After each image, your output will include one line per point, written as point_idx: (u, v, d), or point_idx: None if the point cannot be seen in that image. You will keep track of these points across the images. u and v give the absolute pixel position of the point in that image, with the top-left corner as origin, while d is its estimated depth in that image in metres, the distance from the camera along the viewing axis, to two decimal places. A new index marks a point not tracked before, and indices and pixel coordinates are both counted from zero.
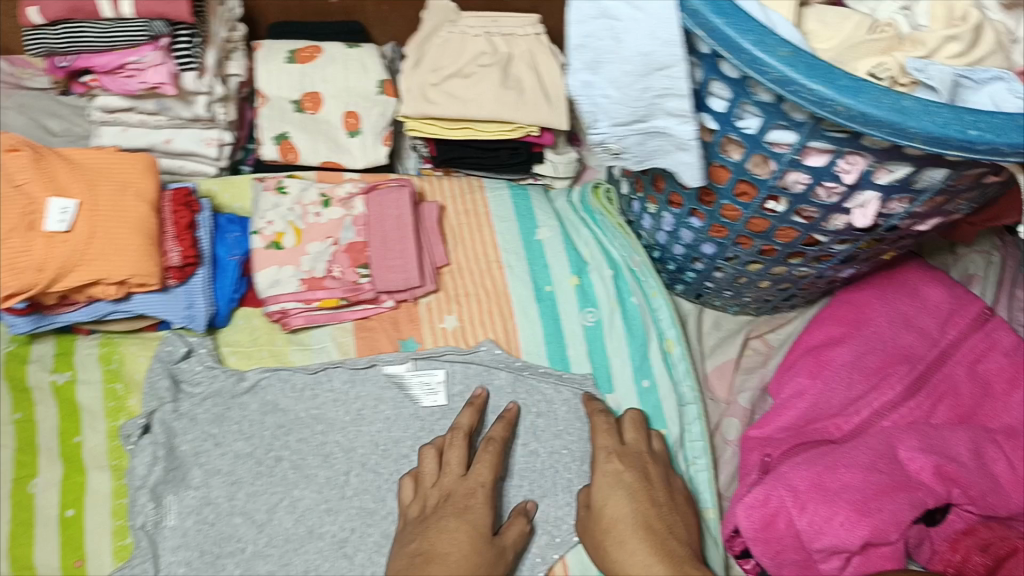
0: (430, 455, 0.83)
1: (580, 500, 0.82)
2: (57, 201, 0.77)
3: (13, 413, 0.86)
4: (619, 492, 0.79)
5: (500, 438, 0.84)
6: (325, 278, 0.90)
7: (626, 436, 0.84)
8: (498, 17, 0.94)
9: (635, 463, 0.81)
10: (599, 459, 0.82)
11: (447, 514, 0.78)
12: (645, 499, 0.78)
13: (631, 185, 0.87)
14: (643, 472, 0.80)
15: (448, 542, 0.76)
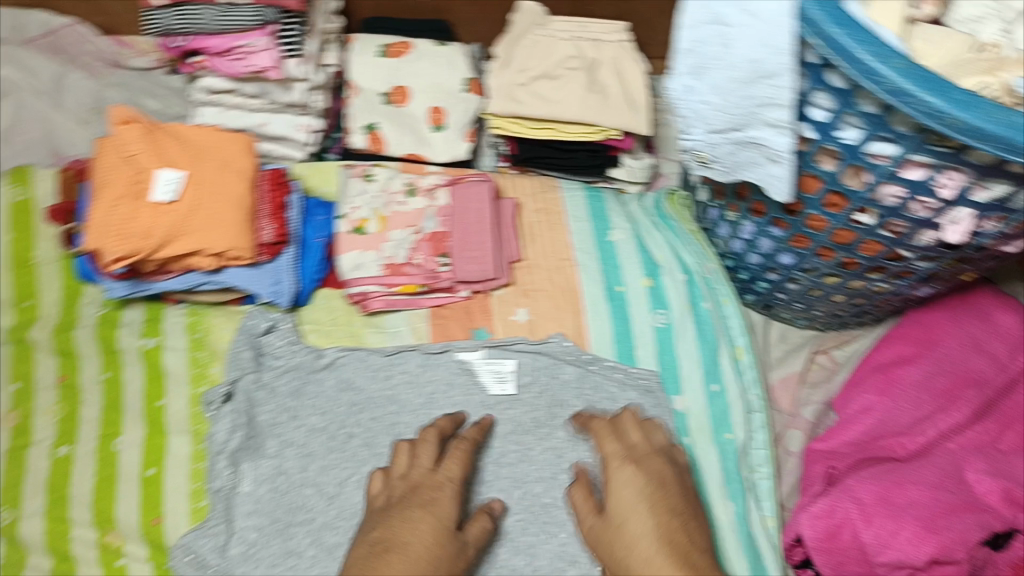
0: (404, 450, 0.81)
1: (588, 513, 0.77)
2: (165, 173, 0.81)
3: (103, 372, 0.90)
4: (639, 503, 0.72)
5: (465, 443, 0.82)
6: (406, 264, 0.93)
7: (631, 440, 0.80)
8: (586, 22, 0.96)
9: (650, 470, 0.76)
10: (611, 465, 0.77)
11: (411, 504, 0.74)
12: (662, 507, 0.73)
13: (712, 192, 0.88)
14: (658, 478, 0.75)
15: (409, 530, 0.71)
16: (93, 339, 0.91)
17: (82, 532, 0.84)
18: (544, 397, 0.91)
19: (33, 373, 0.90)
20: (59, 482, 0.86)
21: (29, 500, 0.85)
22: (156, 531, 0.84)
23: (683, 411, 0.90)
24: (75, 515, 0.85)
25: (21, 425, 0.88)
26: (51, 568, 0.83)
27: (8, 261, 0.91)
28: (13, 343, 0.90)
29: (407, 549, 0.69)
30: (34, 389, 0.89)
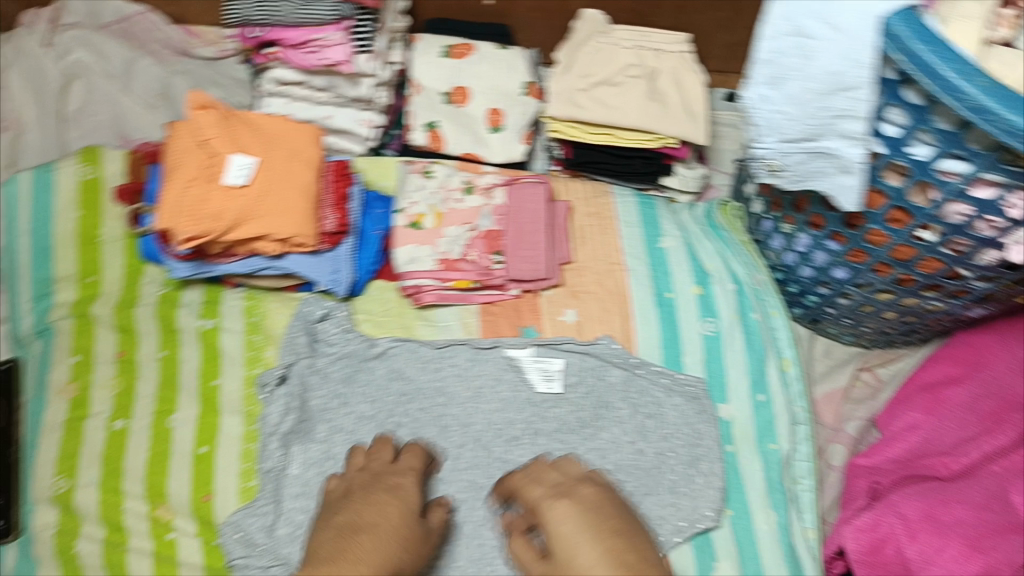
0: (361, 450, 0.85)
1: (532, 563, 0.74)
2: (238, 157, 0.83)
3: (161, 350, 0.92)
4: (581, 534, 0.70)
5: (419, 443, 0.85)
6: (460, 260, 0.95)
7: (552, 480, 0.79)
8: (649, 32, 0.97)
9: (578, 499, 0.74)
10: (542, 506, 0.74)
11: (378, 491, 0.76)
12: (604, 532, 0.70)
13: (768, 204, 0.90)
14: (588, 504, 0.74)
15: (377, 512, 0.72)
16: (153, 318, 0.93)
17: (134, 504, 0.86)
18: (591, 398, 0.92)
19: (93, 347, 0.91)
20: (114, 454, 0.88)
21: (85, 470, 0.87)
22: (206, 507, 0.86)
23: (728, 419, 0.91)
24: (129, 488, 0.86)
25: (80, 396, 0.90)
26: (104, 538, 0.85)
27: (74, 237, 0.94)
28: (75, 317, 0.92)
29: (378, 528, 0.70)
30: (94, 362, 0.91)
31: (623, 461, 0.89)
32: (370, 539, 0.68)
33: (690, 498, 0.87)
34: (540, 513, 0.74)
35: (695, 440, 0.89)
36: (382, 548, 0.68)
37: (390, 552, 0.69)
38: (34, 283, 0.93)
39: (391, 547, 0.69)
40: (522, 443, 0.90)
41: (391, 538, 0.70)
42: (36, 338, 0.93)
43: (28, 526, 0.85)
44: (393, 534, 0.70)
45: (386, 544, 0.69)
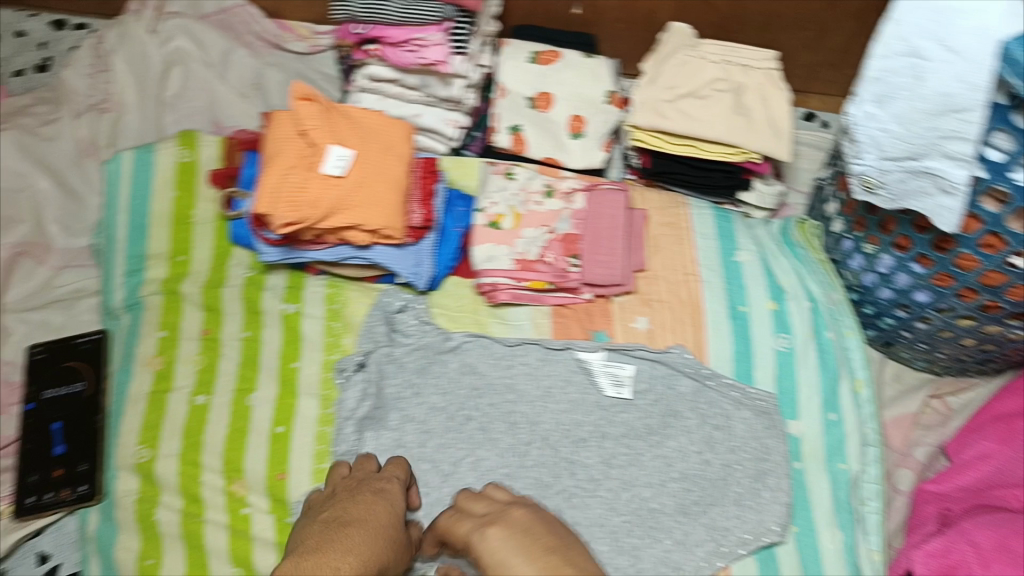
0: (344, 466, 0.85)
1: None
2: (336, 149, 0.86)
3: (243, 330, 0.95)
4: (515, 555, 0.64)
5: (399, 457, 0.86)
6: (537, 261, 0.97)
7: (483, 510, 0.73)
8: (738, 47, 0.98)
9: (513, 523, 0.68)
10: (474, 535, 0.68)
11: (364, 493, 0.78)
12: (539, 551, 0.65)
13: (850, 224, 0.90)
14: (524, 526, 0.67)
15: (364, 509, 0.74)
16: (238, 299, 0.96)
17: (211, 477, 0.88)
18: (659, 405, 0.92)
19: (180, 324, 0.95)
20: (194, 428, 0.90)
21: (166, 441, 0.90)
22: (280, 485, 0.88)
23: (798, 435, 0.91)
24: (207, 461, 0.89)
25: (164, 369, 0.93)
26: (182, 508, 0.87)
27: (169, 217, 0.97)
28: (164, 294, 0.96)
29: (364, 522, 0.71)
30: (179, 339, 0.94)
31: (690, 470, 0.89)
32: (355, 531, 0.70)
33: (756, 511, 0.87)
34: (472, 543, 0.68)
35: (763, 454, 0.89)
36: (370, 538, 0.70)
37: (380, 543, 0.70)
38: (128, 259, 0.97)
39: (377, 539, 0.70)
40: (589, 445, 0.91)
41: (379, 532, 0.71)
42: (125, 311, 0.96)
43: (110, 490, 0.89)
44: (381, 530, 0.72)
45: (372, 538, 0.70)
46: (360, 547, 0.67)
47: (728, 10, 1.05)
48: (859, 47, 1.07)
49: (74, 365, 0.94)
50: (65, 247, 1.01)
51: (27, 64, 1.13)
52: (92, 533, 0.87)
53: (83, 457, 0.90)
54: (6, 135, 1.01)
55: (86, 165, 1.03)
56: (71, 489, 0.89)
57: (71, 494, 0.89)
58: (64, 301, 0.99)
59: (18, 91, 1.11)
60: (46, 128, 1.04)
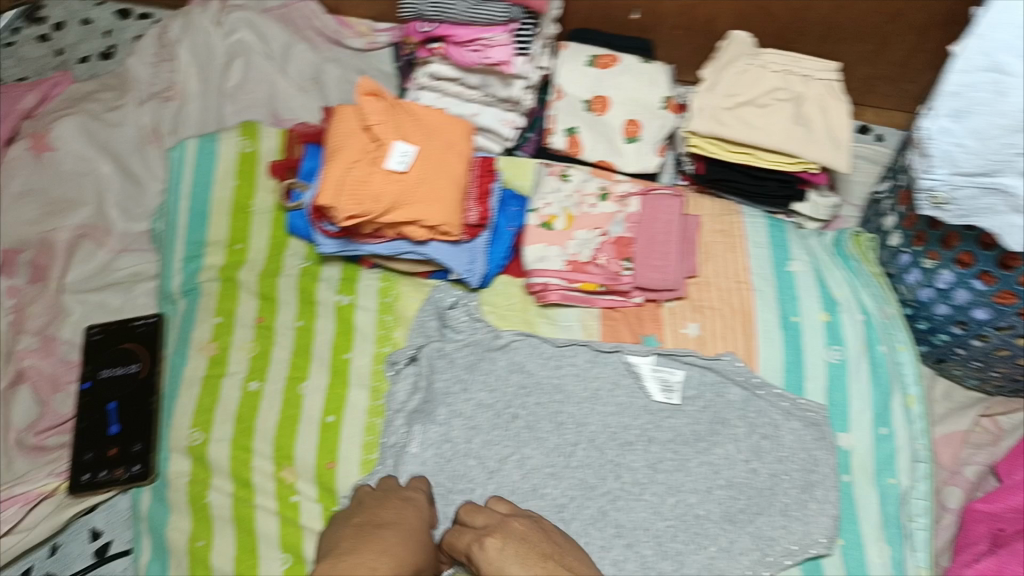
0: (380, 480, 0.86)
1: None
2: (400, 145, 0.87)
3: (297, 319, 0.96)
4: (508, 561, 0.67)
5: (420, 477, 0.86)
6: (589, 263, 0.97)
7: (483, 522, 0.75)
8: (801, 58, 0.98)
9: (509, 533, 0.72)
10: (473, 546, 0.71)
11: (390, 501, 0.79)
12: (536, 558, 0.68)
13: (909, 238, 0.90)
14: (519, 536, 0.71)
15: (394, 513, 0.76)
16: (293, 289, 0.97)
17: (261, 463, 0.89)
18: (708, 412, 0.91)
19: (235, 310, 0.96)
20: (246, 414, 0.91)
21: (218, 425, 0.91)
22: (329, 475, 0.88)
23: (848, 448, 0.90)
24: (258, 446, 0.90)
25: (218, 355, 0.94)
26: (232, 492, 0.88)
27: (229, 205, 0.99)
28: (221, 281, 0.97)
29: (396, 526, 0.73)
30: (234, 325, 0.95)
31: (736, 478, 0.89)
32: (388, 535, 0.71)
33: (803, 522, 0.86)
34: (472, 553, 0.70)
35: (812, 466, 0.89)
36: (404, 539, 0.71)
37: (416, 544, 0.72)
38: (187, 245, 0.99)
39: (411, 540, 0.72)
40: (636, 449, 0.90)
41: (412, 535, 0.73)
42: (181, 297, 0.98)
43: (163, 471, 0.90)
44: (416, 533, 0.74)
45: (407, 540, 0.72)
46: (395, 548, 0.69)
47: (788, 19, 1.05)
48: (919, 61, 1.07)
49: (130, 347, 0.96)
50: (125, 231, 1.02)
51: (92, 52, 1.16)
52: (144, 512, 0.89)
53: (137, 437, 0.91)
54: (72, 120, 1.04)
55: (148, 152, 1.05)
56: (125, 468, 0.90)
57: (124, 473, 0.90)
58: (121, 284, 1.01)
59: (83, 76, 1.15)
60: (111, 114, 1.06)
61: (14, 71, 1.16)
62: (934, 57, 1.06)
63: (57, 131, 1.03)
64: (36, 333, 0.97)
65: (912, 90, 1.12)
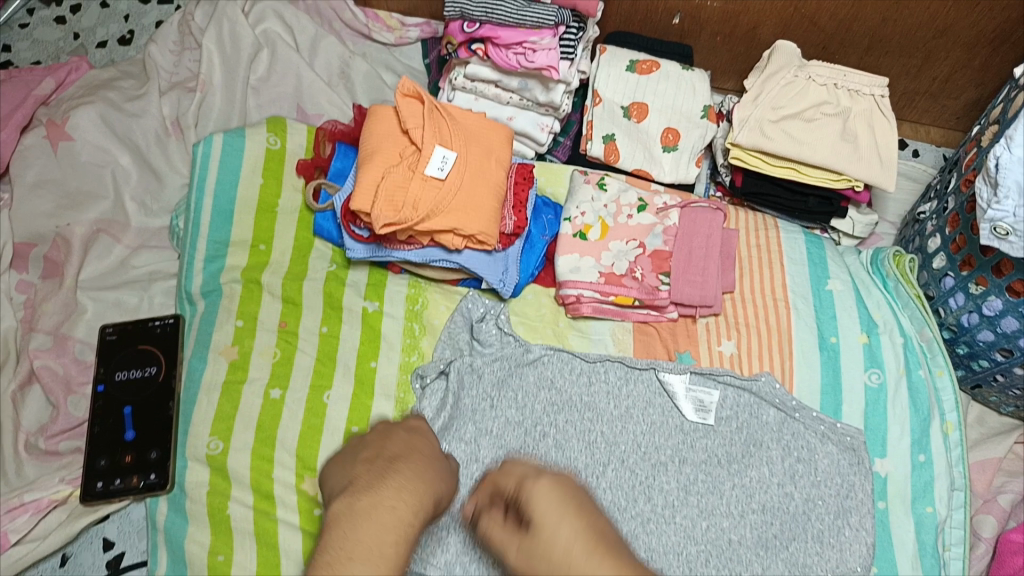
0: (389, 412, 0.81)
1: (507, 542, 0.63)
2: (441, 150, 0.84)
3: (321, 325, 0.93)
4: (565, 507, 0.62)
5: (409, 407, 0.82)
6: (624, 276, 0.93)
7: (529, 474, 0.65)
8: (848, 72, 0.96)
9: (560, 479, 0.66)
10: (530, 475, 0.65)
11: (394, 432, 0.74)
12: (590, 515, 0.63)
13: (954, 263, 0.89)
14: (569, 484, 0.65)
15: (401, 444, 0.72)
16: (319, 293, 0.94)
17: (283, 474, 0.86)
18: (742, 433, 0.88)
19: (258, 314, 0.92)
20: (268, 422, 0.87)
21: (239, 434, 0.87)
22: None
23: (884, 475, 0.88)
24: (280, 456, 0.86)
25: (239, 360, 0.90)
26: (252, 504, 0.85)
27: (254, 204, 0.96)
28: (244, 282, 0.94)
29: (410, 459, 0.69)
30: (256, 329, 0.92)
31: (770, 502, 0.86)
32: (406, 469, 0.67)
33: (837, 550, 0.84)
34: (520, 485, 0.65)
35: (846, 492, 0.86)
36: (421, 475, 0.67)
37: (430, 477, 0.68)
38: (209, 244, 0.95)
39: (429, 474, 0.68)
40: (669, 470, 0.87)
41: (426, 466, 0.69)
42: (201, 298, 0.94)
43: (180, 481, 0.86)
44: (430, 466, 0.70)
45: (422, 487, 0.66)
46: (417, 490, 0.65)
47: (834, 30, 1.02)
48: (960, 78, 1.06)
49: (146, 349, 0.92)
50: (141, 226, 0.99)
51: (110, 37, 1.14)
52: (161, 523, 0.86)
53: (154, 444, 0.88)
54: (91, 107, 1.00)
55: (168, 145, 1.02)
56: (139, 477, 0.86)
57: (140, 482, 0.86)
58: (137, 282, 0.97)
59: (100, 62, 1.13)
60: (131, 104, 1.03)
61: (27, 55, 1.13)
62: (977, 75, 1.05)
63: (73, 120, 0.99)
64: (49, 332, 0.93)
65: (951, 107, 1.11)
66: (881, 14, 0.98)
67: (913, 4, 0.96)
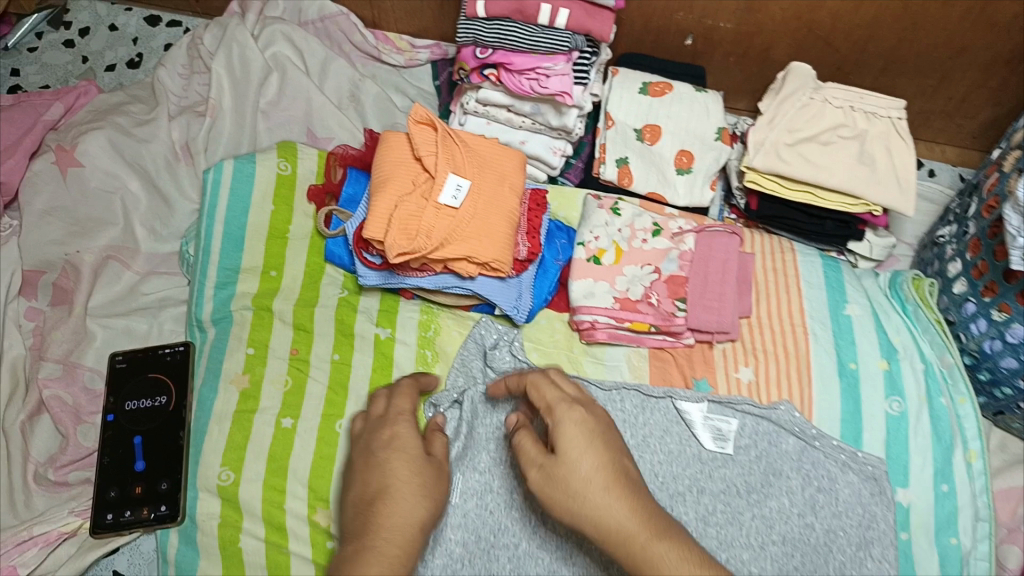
0: (382, 397, 0.83)
1: (532, 461, 0.69)
2: (454, 178, 0.83)
3: (332, 352, 0.91)
4: (590, 441, 0.67)
5: (409, 381, 0.85)
6: (639, 302, 0.91)
7: (570, 389, 0.75)
8: (865, 94, 0.94)
9: (592, 413, 0.71)
10: (561, 409, 0.70)
11: (379, 452, 0.75)
12: (613, 450, 0.68)
13: (976, 289, 0.88)
14: (602, 421, 0.71)
15: (384, 473, 0.72)
16: (330, 320, 0.93)
17: (295, 505, 0.85)
18: (761, 463, 0.87)
19: (269, 342, 0.91)
20: (280, 452, 0.86)
21: (251, 464, 0.86)
22: None
23: (907, 505, 0.87)
24: (292, 487, 0.85)
25: (250, 389, 0.89)
26: (264, 536, 0.84)
27: (265, 231, 0.95)
28: (255, 310, 0.93)
29: (399, 488, 0.71)
30: (267, 357, 0.90)
31: (790, 534, 0.83)
32: (397, 505, 0.70)
33: None
34: (551, 416, 0.71)
35: (868, 522, 0.84)
36: (407, 510, 0.70)
37: (417, 505, 0.71)
38: (220, 271, 0.94)
39: (415, 504, 0.70)
40: (686, 501, 0.84)
41: (418, 487, 0.72)
42: (212, 325, 0.93)
43: (191, 513, 0.85)
44: (420, 485, 0.72)
45: (410, 524, 0.69)
46: (403, 532, 0.68)
47: (848, 51, 1.01)
48: (977, 97, 1.05)
49: (156, 377, 0.91)
50: (151, 251, 0.98)
51: (118, 60, 1.14)
52: (172, 556, 0.85)
53: (165, 475, 0.86)
54: (100, 133, 1.00)
55: (177, 170, 1.02)
56: (150, 509, 0.85)
57: (151, 514, 0.85)
58: (148, 309, 0.96)
59: (108, 85, 1.13)
60: (141, 129, 1.02)
61: (35, 78, 1.13)
62: (994, 94, 1.03)
63: (83, 146, 0.99)
64: (58, 360, 0.92)
65: (967, 126, 1.10)
66: (896, 35, 0.97)
67: (929, 25, 0.94)
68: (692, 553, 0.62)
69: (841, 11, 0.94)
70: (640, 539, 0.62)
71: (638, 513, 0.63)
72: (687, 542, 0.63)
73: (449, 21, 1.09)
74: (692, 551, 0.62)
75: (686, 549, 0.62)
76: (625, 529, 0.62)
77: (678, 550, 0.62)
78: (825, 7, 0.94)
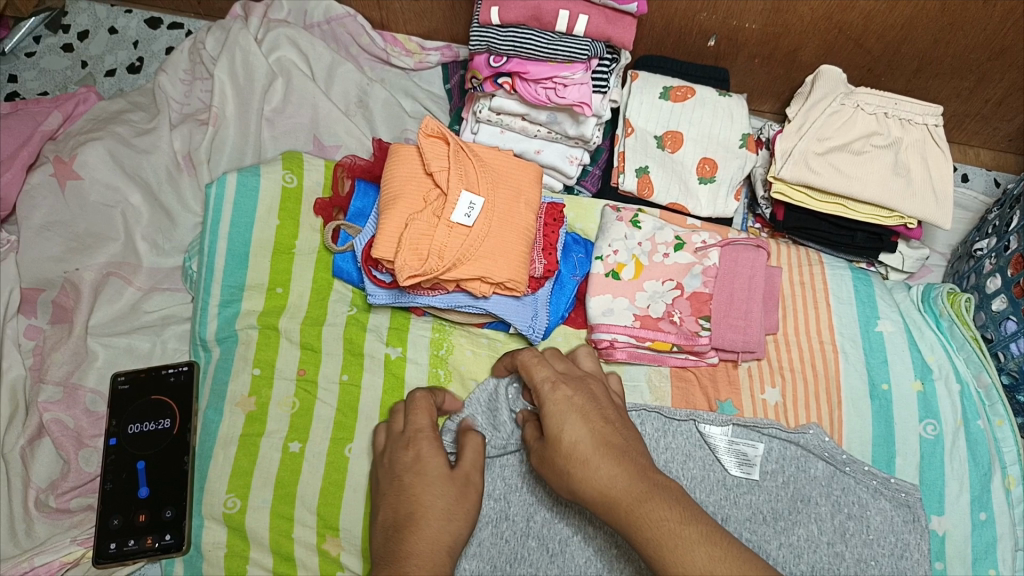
0: (401, 413, 0.80)
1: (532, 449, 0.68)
2: (467, 195, 0.79)
3: (341, 373, 0.88)
4: (570, 412, 0.65)
5: (423, 394, 0.80)
6: (661, 320, 0.87)
7: (563, 366, 0.72)
8: (899, 100, 0.90)
9: (581, 390, 0.68)
10: (542, 390, 0.68)
11: (404, 476, 0.72)
12: (597, 420, 0.64)
13: (1018, 307, 0.84)
14: (591, 395, 0.67)
15: (410, 498, 0.70)
16: (339, 339, 0.89)
17: (304, 534, 0.81)
18: (788, 488, 0.81)
19: (275, 361, 0.88)
20: (287, 479, 0.83)
21: (257, 491, 0.83)
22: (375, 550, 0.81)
23: (942, 534, 0.82)
24: (300, 514, 0.82)
25: (256, 411, 0.86)
26: (272, 567, 0.81)
27: (270, 246, 0.91)
28: (261, 328, 0.89)
29: (424, 515, 0.68)
30: (274, 378, 0.87)
31: (819, 563, 0.78)
32: (423, 530, 0.67)
33: None
34: (537, 397, 0.68)
35: (901, 551, 0.79)
36: (437, 534, 0.67)
37: (446, 530, 0.68)
38: (224, 289, 0.90)
39: (442, 529, 0.68)
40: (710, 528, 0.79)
41: (442, 508, 0.69)
42: (216, 344, 0.90)
43: (197, 542, 0.82)
44: (444, 506, 0.69)
45: (441, 547, 0.67)
46: (434, 557, 0.65)
47: (881, 53, 0.96)
48: (1015, 100, 1.00)
49: (159, 399, 0.87)
50: (153, 266, 0.95)
51: (118, 65, 1.11)
52: None
53: (169, 502, 0.83)
54: (99, 144, 0.96)
55: (180, 182, 0.98)
56: (154, 538, 0.81)
57: (155, 543, 0.81)
58: (150, 327, 0.93)
59: (108, 91, 1.09)
60: (141, 139, 0.99)
61: (33, 85, 1.09)
62: None
63: (82, 157, 0.95)
64: (58, 383, 0.89)
65: (1004, 128, 1.05)
66: (933, 36, 0.91)
67: (968, 26, 0.89)
68: (678, 511, 0.57)
69: (874, 12, 0.89)
70: (624, 504, 0.58)
71: (620, 477, 0.59)
72: (677, 500, 0.58)
73: (459, 23, 1.05)
74: (676, 505, 0.58)
75: (670, 506, 0.57)
76: (609, 495, 0.59)
77: (661, 508, 0.57)
78: (857, 7, 0.89)
